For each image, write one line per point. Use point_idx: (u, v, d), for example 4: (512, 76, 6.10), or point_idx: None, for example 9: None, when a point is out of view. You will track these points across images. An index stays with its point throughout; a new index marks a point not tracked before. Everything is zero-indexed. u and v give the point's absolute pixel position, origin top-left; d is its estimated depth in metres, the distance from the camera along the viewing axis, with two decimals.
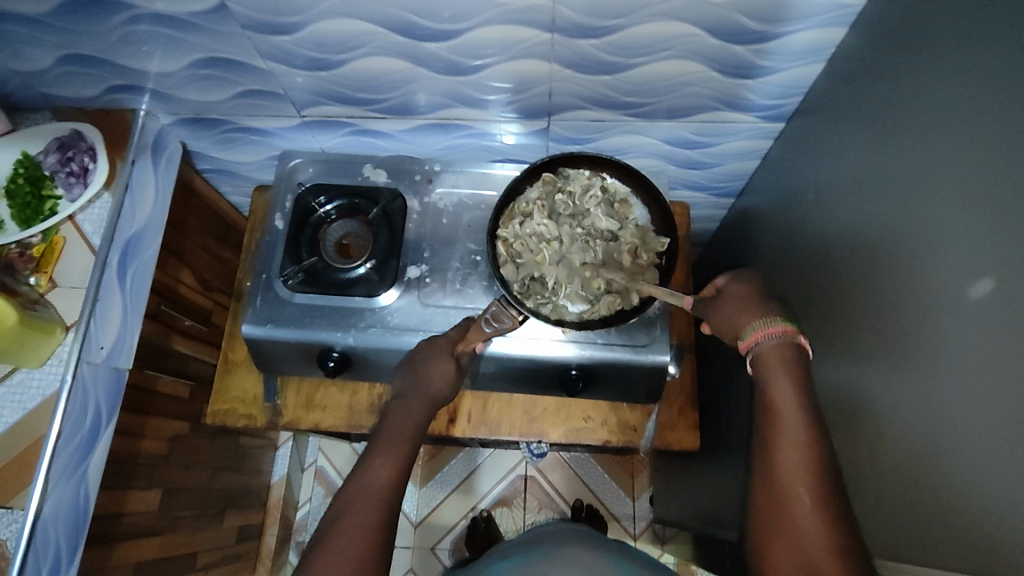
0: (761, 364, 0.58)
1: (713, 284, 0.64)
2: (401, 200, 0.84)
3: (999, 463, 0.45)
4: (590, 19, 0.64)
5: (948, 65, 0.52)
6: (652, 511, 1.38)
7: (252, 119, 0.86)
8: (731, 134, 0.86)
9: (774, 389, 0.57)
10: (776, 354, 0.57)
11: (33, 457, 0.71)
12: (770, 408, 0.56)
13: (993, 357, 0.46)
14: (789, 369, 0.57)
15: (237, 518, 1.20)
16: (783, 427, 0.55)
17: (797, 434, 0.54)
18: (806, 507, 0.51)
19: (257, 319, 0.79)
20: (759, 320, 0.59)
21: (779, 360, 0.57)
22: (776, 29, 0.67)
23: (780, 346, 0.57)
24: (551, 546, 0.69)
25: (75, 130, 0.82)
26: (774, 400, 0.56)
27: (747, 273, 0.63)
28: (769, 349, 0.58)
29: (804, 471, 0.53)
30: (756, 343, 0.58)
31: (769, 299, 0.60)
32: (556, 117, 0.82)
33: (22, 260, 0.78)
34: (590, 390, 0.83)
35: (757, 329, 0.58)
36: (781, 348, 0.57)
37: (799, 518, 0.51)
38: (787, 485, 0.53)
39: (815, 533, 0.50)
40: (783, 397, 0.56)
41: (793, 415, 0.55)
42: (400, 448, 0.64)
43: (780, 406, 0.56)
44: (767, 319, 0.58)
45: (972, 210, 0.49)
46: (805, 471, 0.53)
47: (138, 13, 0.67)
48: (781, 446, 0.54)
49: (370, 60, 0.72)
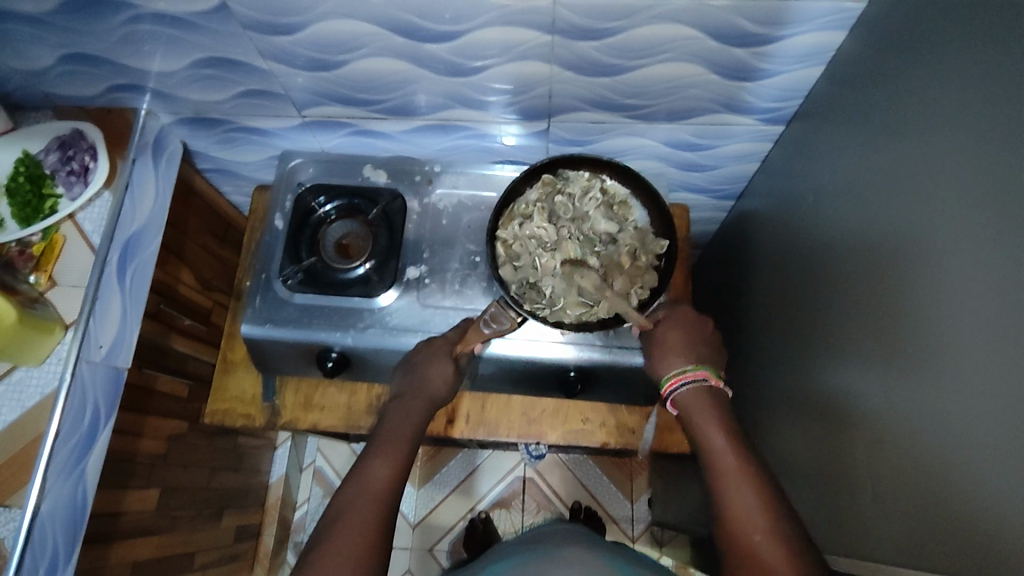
0: (684, 408, 0.65)
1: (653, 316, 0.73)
2: (401, 200, 0.84)
3: (997, 467, 0.45)
4: (591, 21, 0.64)
5: (948, 69, 0.53)
6: (650, 513, 1.38)
7: (253, 119, 0.86)
8: (731, 137, 0.86)
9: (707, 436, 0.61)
10: (695, 399, 0.64)
11: (31, 455, 0.71)
12: (711, 456, 0.60)
13: (991, 361, 0.46)
14: (709, 414, 0.63)
15: (235, 518, 1.20)
16: (726, 476, 0.58)
17: (738, 479, 0.57)
18: (762, 546, 0.53)
19: (256, 319, 0.79)
20: (677, 369, 0.67)
21: (700, 406, 0.64)
22: (776, 33, 0.67)
23: (696, 392, 0.65)
24: (550, 547, 0.69)
25: (75, 129, 0.82)
26: (708, 452, 0.60)
27: (675, 316, 0.72)
28: (686, 394, 0.65)
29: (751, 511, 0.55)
30: (675, 391, 0.66)
31: (688, 341, 0.69)
32: (556, 118, 0.82)
33: (22, 258, 0.78)
34: (589, 391, 0.84)
35: (675, 376, 0.66)
36: (695, 391, 0.65)
37: (760, 560, 0.53)
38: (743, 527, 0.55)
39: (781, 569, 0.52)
40: (716, 446, 0.60)
41: (727, 460, 0.59)
42: (398, 450, 0.64)
43: (716, 455, 0.60)
44: (683, 367, 0.67)
45: (971, 214, 0.49)
46: (752, 513, 0.55)
47: (139, 13, 0.67)
48: (728, 495, 0.57)
49: (370, 60, 0.72)
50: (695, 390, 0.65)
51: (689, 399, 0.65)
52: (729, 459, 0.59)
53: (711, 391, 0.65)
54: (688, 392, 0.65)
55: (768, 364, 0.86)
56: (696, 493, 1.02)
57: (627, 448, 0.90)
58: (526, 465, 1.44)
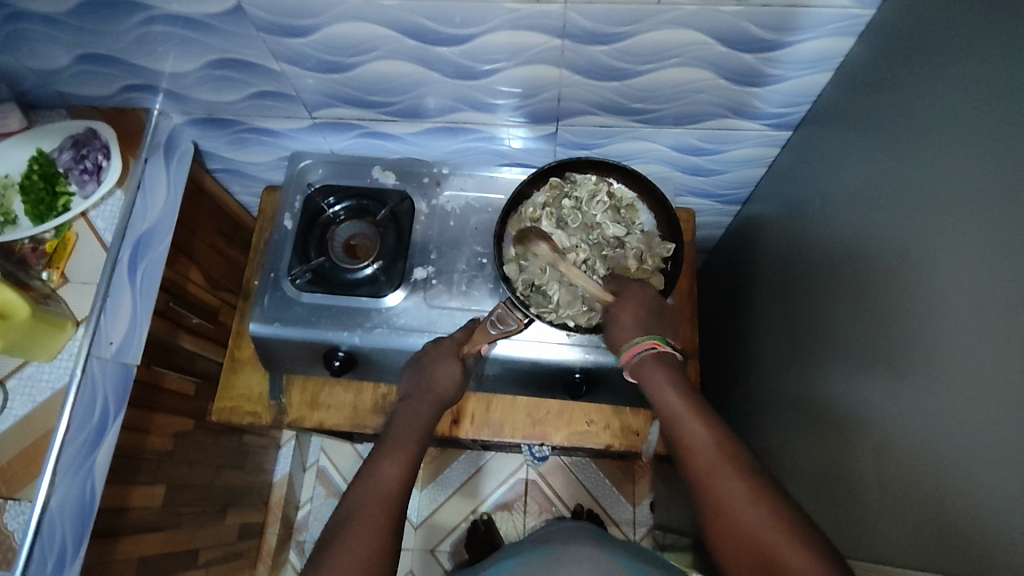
0: (640, 376, 0.65)
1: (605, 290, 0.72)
2: (409, 202, 0.85)
3: (998, 468, 0.45)
4: (600, 26, 0.65)
5: (953, 78, 0.53)
6: (652, 516, 1.38)
7: (264, 120, 0.87)
8: (738, 142, 0.86)
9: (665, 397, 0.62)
10: (651, 364, 0.65)
11: (41, 450, 0.72)
12: (676, 420, 0.60)
13: (990, 364, 0.47)
14: (667, 374, 0.64)
15: (239, 516, 1.21)
16: (690, 433, 0.59)
17: (702, 432, 0.58)
18: (739, 494, 0.53)
19: (265, 318, 0.80)
20: (631, 341, 0.67)
21: (655, 371, 0.64)
22: (784, 38, 0.67)
23: (650, 359, 0.65)
24: (554, 547, 0.69)
25: (90, 129, 0.83)
26: (673, 404, 0.61)
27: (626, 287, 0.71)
28: (639, 363, 0.66)
29: (717, 462, 0.56)
30: (631, 360, 0.66)
31: (651, 310, 0.69)
32: (564, 122, 0.83)
33: (35, 255, 0.79)
34: (594, 393, 0.84)
35: (630, 346, 0.66)
36: (651, 359, 0.65)
37: (735, 507, 0.53)
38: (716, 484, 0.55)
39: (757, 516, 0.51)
40: (678, 404, 0.61)
41: (689, 418, 0.60)
42: (407, 448, 0.65)
43: (679, 416, 0.60)
44: (634, 338, 0.67)
45: (973, 220, 0.50)
46: (725, 468, 0.55)
47: (154, 14, 0.68)
48: (695, 451, 0.57)
49: (381, 63, 0.73)
50: (650, 357, 0.65)
51: (646, 365, 0.65)
52: (693, 416, 0.60)
53: (663, 357, 0.65)
54: (642, 358, 0.66)
55: (772, 368, 0.86)
56: None
57: (631, 451, 0.90)
58: (528, 467, 1.45)
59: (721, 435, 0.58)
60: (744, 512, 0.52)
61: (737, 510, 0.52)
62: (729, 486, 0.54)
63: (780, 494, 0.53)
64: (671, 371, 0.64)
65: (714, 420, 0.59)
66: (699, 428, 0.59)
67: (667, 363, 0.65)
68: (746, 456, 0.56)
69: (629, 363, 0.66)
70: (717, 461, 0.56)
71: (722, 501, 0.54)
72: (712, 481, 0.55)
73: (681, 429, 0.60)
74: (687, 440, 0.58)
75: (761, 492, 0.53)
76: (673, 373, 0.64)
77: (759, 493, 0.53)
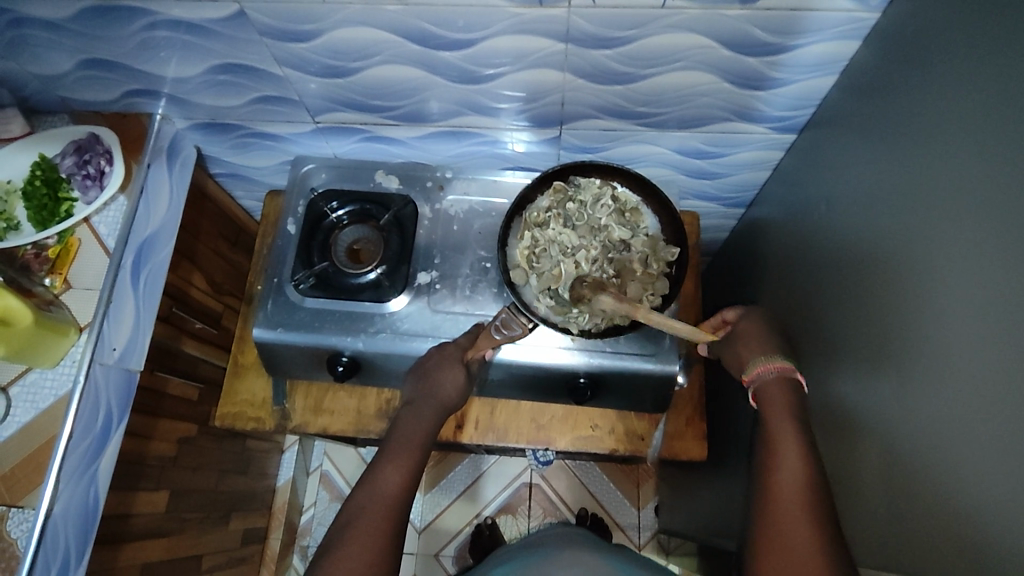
0: (760, 396, 0.65)
1: (724, 318, 0.74)
2: (412, 206, 0.85)
3: (999, 476, 0.45)
4: (604, 30, 0.65)
5: (957, 81, 0.53)
6: (656, 520, 1.38)
7: (266, 124, 0.87)
8: (742, 145, 0.86)
9: (772, 414, 0.63)
10: (777, 385, 0.64)
11: (44, 457, 0.72)
12: (770, 436, 0.61)
13: (992, 371, 0.46)
14: (784, 399, 0.63)
15: (242, 521, 1.20)
16: (781, 452, 0.59)
17: (795, 458, 0.59)
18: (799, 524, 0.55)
19: (268, 323, 0.80)
20: (759, 358, 0.67)
21: (777, 394, 0.64)
22: (788, 42, 0.67)
23: (780, 380, 0.65)
24: (559, 554, 0.69)
25: (92, 134, 0.83)
26: (775, 424, 0.61)
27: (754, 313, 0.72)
28: (768, 380, 0.65)
29: (797, 490, 0.57)
30: (758, 376, 0.66)
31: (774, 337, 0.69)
32: (568, 126, 0.82)
33: (38, 261, 0.79)
34: (599, 398, 0.83)
35: (760, 363, 0.66)
36: (778, 379, 0.65)
37: (791, 534, 0.54)
38: (783, 500, 0.56)
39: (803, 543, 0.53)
40: (783, 429, 0.61)
41: (787, 440, 0.60)
42: (410, 456, 0.65)
43: (777, 436, 0.61)
44: (767, 355, 0.67)
45: (977, 222, 0.49)
46: (796, 492, 0.57)
47: (156, 20, 0.68)
48: (778, 467, 0.59)
49: (383, 68, 0.73)
50: (778, 379, 0.65)
51: (772, 385, 0.65)
52: (795, 444, 0.60)
53: (792, 384, 0.65)
54: (770, 378, 0.65)
55: None
56: (704, 501, 1.02)
57: (637, 455, 0.89)
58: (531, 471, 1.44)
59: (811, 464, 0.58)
60: (797, 542, 0.54)
61: (792, 538, 0.54)
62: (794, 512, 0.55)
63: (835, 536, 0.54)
64: (791, 394, 0.64)
65: (811, 449, 0.60)
66: (794, 453, 0.59)
67: (791, 387, 0.65)
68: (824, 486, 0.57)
69: (754, 379, 0.66)
70: (793, 488, 0.57)
71: (782, 521, 0.55)
72: (781, 503, 0.56)
73: (774, 445, 0.60)
74: (774, 453, 0.60)
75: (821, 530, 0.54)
76: (792, 399, 0.63)
77: (819, 527, 0.54)
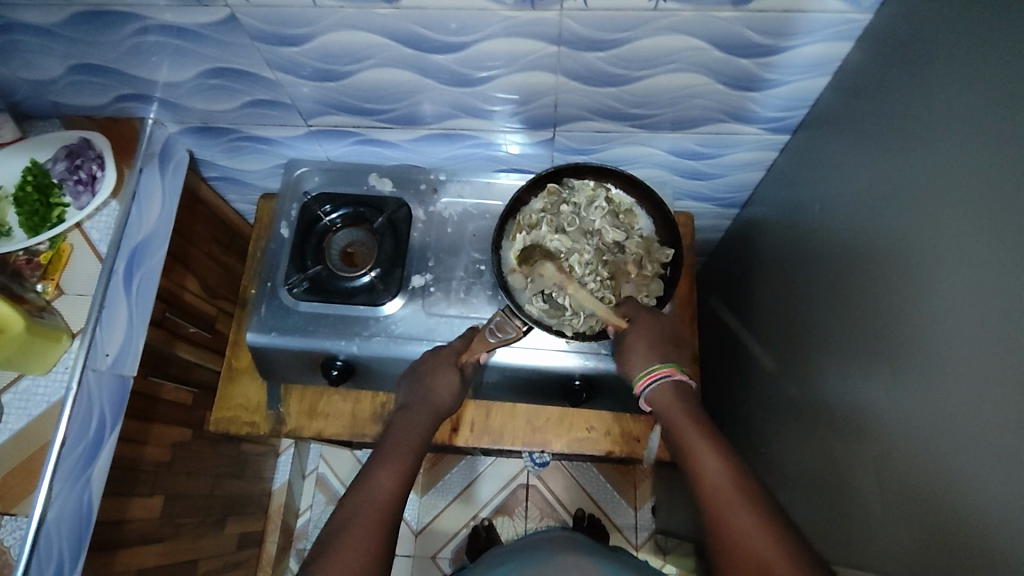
0: (658, 405, 0.65)
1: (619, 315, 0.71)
2: (406, 208, 0.84)
3: (999, 479, 0.45)
4: (596, 33, 0.65)
5: (952, 82, 0.53)
6: (654, 520, 1.38)
7: (259, 128, 0.87)
8: (735, 145, 0.86)
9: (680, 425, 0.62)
10: (669, 393, 0.65)
11: (38, 464, 0.72)
12: (687, 447, 0.60)
13: (990, 372, 0.46)
14: (682, 406, 0.64)
15: (238, 525, 1.20)
16: (703, 460, 0.59)
17: (715, 457, 0.58)
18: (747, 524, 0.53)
19: (262, 327, 0.79)
20: (645, 368, 0.67)
21: (672, 402, 0.64)
22: (781, 44, 0.67)
23: (666, 388, 0.65)
24: (554, 558, 0.68)
25: (84, 139, 0.83)
26: (684, 430, 0.61)
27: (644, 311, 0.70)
28: (657, 392, 0.66)
29: (728, 487, 0.56)
30: (646, 389, 0.66)
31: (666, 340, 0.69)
32: (561, 128, 0.82)
33: (30, 267, 0.79)
34: (594, 399, 0.83)
35: (646, 374, 0.66)
36: (666, 390, 0.65)
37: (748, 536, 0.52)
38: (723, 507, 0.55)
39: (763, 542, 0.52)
40: (693, 432, 0.61)
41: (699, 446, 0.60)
42: (404, 460, 0.64)
43: (690, 442, 0.60)
44: (650, 366, 0.67)
45: (975, 219, 0.49)
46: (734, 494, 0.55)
47: (147, 24, 0.68)
48: (707, 476, 0.57)
49: (375, 71, 0.72)
50: (667, 386, 0.65)
51: (662, 394, 0.65)
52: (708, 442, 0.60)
53: (680, 386, 0.65)
54: (660, 387, 0.65)
55: (772, 374, 0.86)
56: None
57: (632, 457, 0.89)
58: (528, 472, 1.44)
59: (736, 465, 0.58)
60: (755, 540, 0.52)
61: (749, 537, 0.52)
62: (741, 507, 0.54)
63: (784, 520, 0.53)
64: (685, 401, 0.64)
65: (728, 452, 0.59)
66: (713, 453, 0.59)
67: (682, 393, 0.65)
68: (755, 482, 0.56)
69: (645, 392, 0.66)
70: (728, 487, 0.56)
71: (730, 522, 0.54)
72: (726, 504, 0.55)
73: (693, 456, 0.59)
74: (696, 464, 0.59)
75: (770, 516, 0.53)
76: (687, 404, 0.64)
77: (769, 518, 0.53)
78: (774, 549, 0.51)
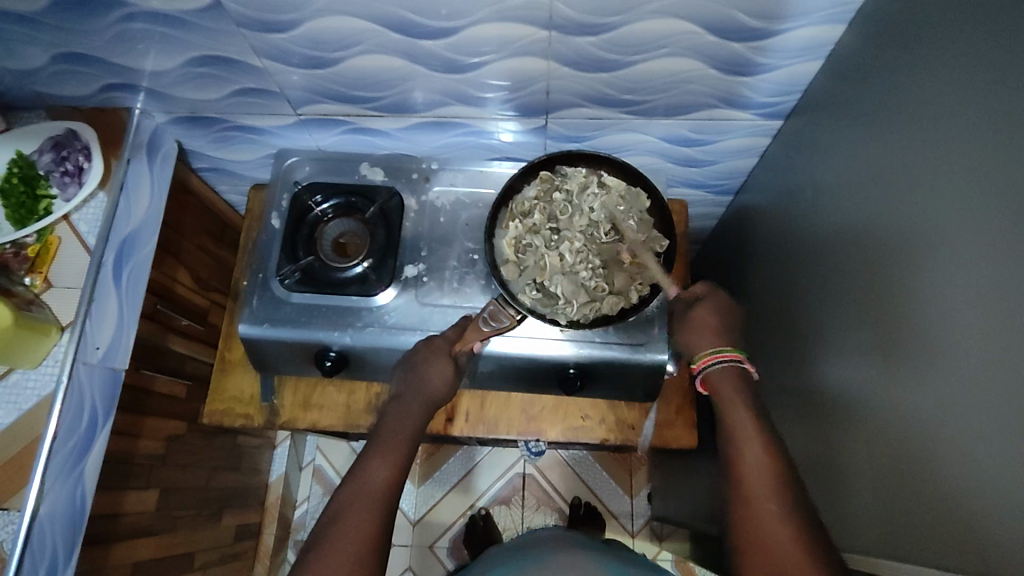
0: (714, 387, 0.66)
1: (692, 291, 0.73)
2: (398, 198, 0.83)
3: (998, 467, 0.44)
4: (589, 17, 0.64)
5: (951, 62, 0.51)
6: (650, 508, 1.39)
7: (248, 117, 0.86)
8: (729, 132, 0.85)
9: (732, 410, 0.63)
10: (730, 378, 0.66)
11: (28, 459, 0.71)
12: (731, 431, 0.61)
13: (989, 360, 0.45)
14: (734, 391, 0.65)
15: (234, 518, 1.20)
16: (743, 444, 0.60)
17: (754, 442, 0.60)
18: (774, 520, 0.54)
19: (254, 319, 0.79)
20: (711, 348, 0.69)
21: (728, 386, 0.65)
22: (774, 26, 0.66)
23: (727, 370, 0.66)
24: (555, 559, 0.69)
25: (70, 130, 0.81)
26: (734, 415, 0.62)
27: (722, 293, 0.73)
28: (716, 373, 0.67)
29: (765, 474, 0.57)
30: (706, 368, 0.67)
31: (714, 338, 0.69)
32: (553, 115, 0.82)
33: (17, 260, 0.78)
34: (589, 388, 0.83)
35: (706, 356, 0.68)
36: (725, 372, 0.66)
37: (767, 526, 0.54)
38: (754, 493, 0.56)
39: (778, 531, 0.54)
40: (742, 417, 0.62)
41: (748, 432, 0.60)
42: (398, 449, 0.64)
43: (737, 428, 0.61)
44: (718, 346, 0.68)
45: (972, 203, 0.48)
46: (765, 484, 0.57)
47: (132, 11, 0.67)
48: (742, 462, 0.59)
49: (363, 58, 0.71)
50: (731, 369, 0.66)
51: (723, 376, 0.66)
52: (756, 436, 0.60)
53: (743, 373, 0.66)
54: (720, 369, 0.67)
55: (767, 360, 0.86)
56: (695, 489, 1.02)
57: (629, 445, 0.90)
58: (524, 462, 1.44)
59: (776, 452, 0.59)
60: (773, 533, 0.54)
61: (768, 527, 0.54)
62: (768, 497, 0.56)
63: (810, 519, 0.55)
64: (739, 387, 0.65)
65: (772, 437, 0.60)
66: (756, 444, 0.60)
67: (741, 379, 0.66)
68: (791, 469, 0.58)
69: (705, 370, 0.67)
70: (762, 477, 0.57)
71: (755, 510, 0.56)
72: (750, 493, 0.57)
73: (737, 440, 0.60)
74: (738, 448, 0.60)
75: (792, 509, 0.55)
76: (740, 389, 0.65)
77: (791, 509, 0.55)
78: (787, 542, 0.53)
